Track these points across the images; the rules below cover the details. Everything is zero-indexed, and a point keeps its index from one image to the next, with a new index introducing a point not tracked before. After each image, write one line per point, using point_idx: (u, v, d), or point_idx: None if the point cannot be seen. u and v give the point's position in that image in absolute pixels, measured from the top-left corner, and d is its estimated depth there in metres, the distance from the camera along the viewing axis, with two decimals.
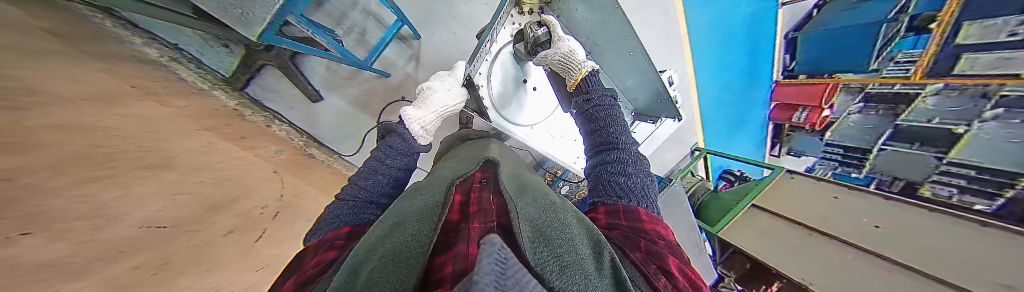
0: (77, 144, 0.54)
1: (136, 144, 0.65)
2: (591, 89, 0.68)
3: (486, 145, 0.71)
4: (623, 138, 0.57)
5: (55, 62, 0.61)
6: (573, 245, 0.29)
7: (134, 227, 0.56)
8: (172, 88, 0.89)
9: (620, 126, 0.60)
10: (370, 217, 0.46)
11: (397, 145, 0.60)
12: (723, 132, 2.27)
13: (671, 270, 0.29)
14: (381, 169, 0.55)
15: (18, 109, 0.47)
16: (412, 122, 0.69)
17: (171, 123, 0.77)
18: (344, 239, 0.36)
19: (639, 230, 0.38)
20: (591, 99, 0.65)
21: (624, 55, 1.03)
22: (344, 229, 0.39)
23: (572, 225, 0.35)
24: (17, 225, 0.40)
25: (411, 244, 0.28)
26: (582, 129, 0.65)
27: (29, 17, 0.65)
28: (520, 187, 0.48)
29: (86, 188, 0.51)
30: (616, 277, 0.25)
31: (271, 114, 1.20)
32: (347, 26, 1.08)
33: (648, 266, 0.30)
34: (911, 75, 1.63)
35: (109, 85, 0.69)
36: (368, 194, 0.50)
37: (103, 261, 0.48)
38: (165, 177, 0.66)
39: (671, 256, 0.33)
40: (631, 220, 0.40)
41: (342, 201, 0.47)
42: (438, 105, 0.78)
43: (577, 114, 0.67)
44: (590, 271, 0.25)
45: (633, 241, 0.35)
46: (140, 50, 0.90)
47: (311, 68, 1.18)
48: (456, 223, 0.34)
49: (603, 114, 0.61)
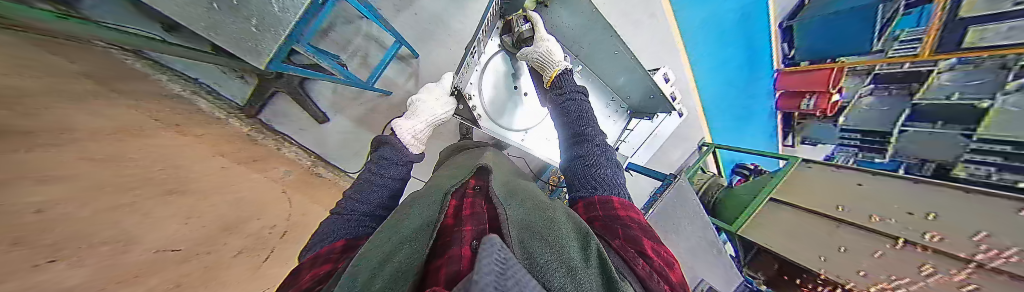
0: (103, 175, 0.58)
1: (156, 171, 0.70)
2: (563, 85, 0.73)
3: (480, 153, 0.73)
4: (591, 130, 0.61)
5: (91, 103, 0.68)
6: (560, 237, 0.30)
7: (152, 250, 0.59)
8: (193, 119, 0.97)
9: (591, 118, 0.65)
10: (366, 229, 0.47)
11: (392, 156, 0.62)
12: (728, 125, 2.23)
13: (647, 253, 0.34)
14: (376, 180, 0.56)
15: (49, 146, 0.51)
16: (404, 132, 0.71)
17: (190, 151, 0.83)
18: (339, 253, 0.37)
19: (622, 219, 0.42)
20: (563, 94, 0.71)
21: (610, 55, 1.05)
22: (340, 242, 0.40)
23: (561, 220, 0.36)
24: (45, 253, 0.43)
25: (405, 252, 0.28)
26: (561, 125, 0.67)
27: (70, 63, 0.73)
28: (509, 190, 0.49)
29: (110, 215, 0.55)
30: (604, 266, 0.26)
31: (281, 137, 1.26)
32: (350, 51, 1.16)
33: (627, 250, 0.34)
34: (920, 52, 1.53)
35: (137, 120, 0.76)
36: (364, 207, 0.51)
37: (123, 284, 0.51)
38: (181, 201, 0.70)
39: (647, 239, 0.38)
40: (614, 211, 0.44)
41: (338, 215, 0.48)
42: (427, 114, 0.81)
43: (554, 110, 0.70)
44: (579, 261, 0.26)
45: (615, 231, 0.39)
46: (166, 86, 1.00)
47: (319, 92, 1.25)
48: (446, 227, 0.35)
49: (575, 107, 0.66)
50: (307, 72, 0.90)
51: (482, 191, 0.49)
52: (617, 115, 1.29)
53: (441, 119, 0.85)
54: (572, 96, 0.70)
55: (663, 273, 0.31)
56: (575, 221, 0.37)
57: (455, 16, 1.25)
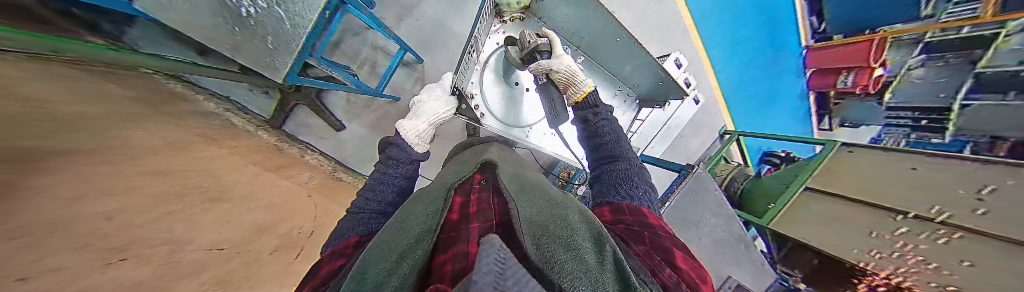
0: (157, 185, 0.67)
1: (199, 181, 0.78)
2: (594, 105, 0.73)
3: (485, 148, 0.73)
4: (621, 147, 0.62)
5: (144, 124, 0.78)
6: (573, 237, 0.29)
7: (201, 250, 0.66)
8: (228, 133, 1.07)
9: (620, 137, 0.66)
10: (377, 225, 0.49)
11: (394, 154, 0.64)
12: (754, 112, 2.10)
13: (675, 262, 0.31)
14: (383, 179, 0.59)
15: (107, 163, 0.61)
16: (407, 132, 0.73)
17: (226, 162, 0.93)
18: (353, 248, 0.38)
19: (648, 229, 0.39)
20: (594, 112, 0.72)
21: (610, 42, 1.03)
22: (353, 239, 0.42)
23: (574, 222, 0.34)
24: (117, 253, 0.51)
25: (411, 240, 0.29)
26: (586, 139, 0.68)
27: (125, 91, 0.84)
28: (520, 187, 0.49)
29: (165, 220, 0.63)
30: (617, 266, 0.24)
31: (304, 146, 1.35)
32: (360, 62, 1.22)
33: (651, 257, 0.31)
34: (983, 13, 1.34)
35: (181, 136, 0.86)
36: (377, 205, 0.53)
37: (183, 277, 0.59)
38: (222, 207, 0.78)
39: (675, 249, 0.35)
40: (639, 219, 0.42)
41: (352, 214, 0.51)
42: (429, 114, 0.82)
43: (580, 125, 0.72)
44: (587, 257, 0.24)
45: (638, 237, 0.37)
46: (203, 105, 1.11)
47: (333, 102, 1.33)
48: (454, 222, 0.35)
49: (604, 125, 0.67)
50: (323, 84, 0.96)
51: (491, 187, 0.49)
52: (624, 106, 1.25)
53: (444, 118, 0.87)
54: (598, 111, 0.71)
55: (694, 283, 0.28)
56: (590, 224, 0.35)
57: (455, 19, 1.28)
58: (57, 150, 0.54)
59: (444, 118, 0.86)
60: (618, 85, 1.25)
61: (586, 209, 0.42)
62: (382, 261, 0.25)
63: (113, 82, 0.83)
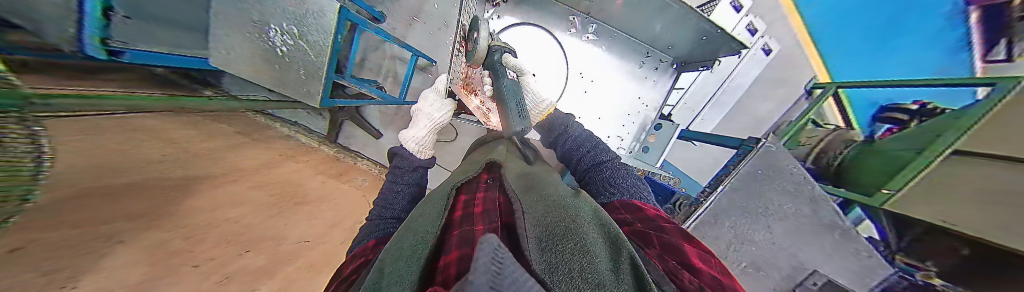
0: (260, 195, 0.89)
1: (286, 190, 1.01)
2: (562, 124, 0.92)
3: (493, 147, 0.73)
4: (595, 158, 0.76)
5: (245, 150, 1.04)
6: (584, 238, 0.26)
7: (295, 242, 0.87)
8: (300, 150, 1.34)
9: (592, 148, 0.80)
10: (392, 228, 0.54)
11: (403, 164, 0.74)
12: (863, 48, 1.77)
13: (692, 263, 0.29)
14: (395, 187, 0.67)
15: (229, 182, 0.83)
16: (408, 142, 0.81)
17: (302, 173, 1.17)
18: (370, 249, 0.43)
19: (655, 228, 0.40)
20: (567, 132, 0.89)
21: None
22: (370, 241, 0.47)
23: (586, 221, 0.31)
24: (243, 246, 0.70)
25: (415, 240, 0.29)
26: (569, 158, 0.84)
27: (230, 127, 1.13)
28: (528, 186, 0.47)
29: (269, 221, 0.84)
30: (636, 274, 0.21)
31: (355, 154, 1.59)
32: (384, 73, 1.33)
33: (666, 261, 0.30)
34: None
35: (270, 156, 1.12)
36: (394, 211, 0.60)
37: (283, 263, 0.79)
38: (303, 209, 1.01)
39: (701, 256, 0.32)
40: (638, 217, 0.46)
41: (370, 220, 0.57)
42: (427, 120, 0.87)
43: (560, 150, 0.88)
44: (600, 263, 0.21)
45: (646, 239, 0.37)
46: (281, 130, 1.40)
47: (370, 113, 1.52)
48: (458, 221, 0.34)
49: (576, 143, 0.83)
50: (349, 101, 1.05)
51: (497, 185, 0.50)
52: (656, 74, 1.24)
53: (442, 119, 0.91)
54: (579, 130, 0.88)
55: (722, 279, 0.26)
56: (606, 224, 0.32)
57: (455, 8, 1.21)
58: (197, 177, 0.76)
59: (442, 120, 0.90)
60: (645, 50, 1.23)
61: (600, 207, 0.39)
62: (389, 262, 0.25)
63: (222, 122, 1.12)
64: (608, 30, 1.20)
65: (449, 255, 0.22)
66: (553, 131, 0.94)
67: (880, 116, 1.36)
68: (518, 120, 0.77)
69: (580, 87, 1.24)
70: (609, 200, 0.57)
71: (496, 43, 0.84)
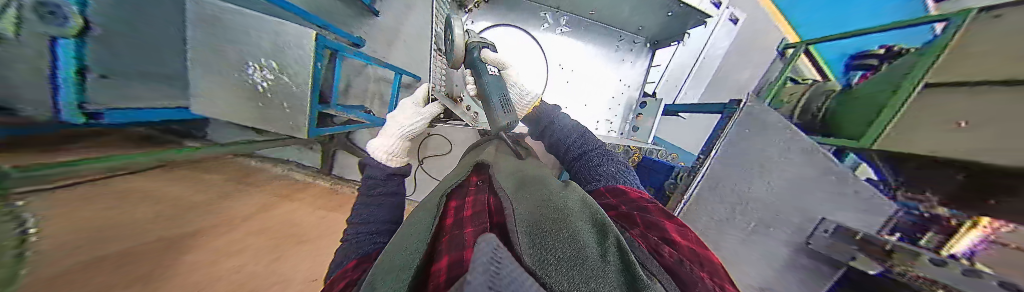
0: (259, 240, 0.86)
1: (285, 231, 0.98)
2: (550, 118, 0.96)
3: (481, 150, 0.75)
4: (579, 146, 0.80)
5: (238, 196, 1.01)
6: (574, 228, 0.28)
7: (301, 282, 0.84)
8: (295, 187, 1.32)
9: (577, 136, 0.84)
10: (373, 242, 0.53)
11: (376, 175, 0.74)
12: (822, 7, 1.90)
13: (671, 239, 0.33)
14: (371, 200, 0.66)
15: (224, 231, 0.81)
16: (376, 151, 0.81)
17: (300, 211, 1.14)
18: (354, 268, 0.41)
19: (638, 210, 0.43)
20: (552, 124, 0.94)
21: None
22: (353, 260, 0.44)
23: (575, 212, 0.33)
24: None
25: (406, 253, 0.30)
26: (556, 148, 0.88)
27: (221, 175, 1.10)
28: (518, 183, 0.49)
29: (272, 264, 0.81)
30: (621, 258, 0.24)
31: (352, 183, 1.57)
32: (370, 97, 1.34)
33: (649, 239, 0.33)
34: None
35: (264, 199, 1.09)
36: (369, 226, 0.57)
37: None
38: (305, 247, 0.98)
39: (677, 231, 0.36)
40: (624, 199, 0.49)
41: (345, 237, 0.55)
42: (397, 128, 0.87)
43: (548, 141, 0.93)
44: (589, 251, 0.23)
45: (630, 221, 0.41)
46: (273, 171, 1.38)
47: (361, 139, 1.52)
48: (449, 227, 0.35)
49: (561, 134, 0.88)
50: (335, 127, 1.05)
51: (487, 186, 0.50)
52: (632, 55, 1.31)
53: (417, 125, 0.93)
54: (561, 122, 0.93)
55: (693, 254, 0.30)
56: (594, 213, 0.34)
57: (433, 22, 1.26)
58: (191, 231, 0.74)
59: (413, 127, 0.90)
60: (619, 34, 1.28)
61: (588, 196, 0.41)
62: (380, 282, 0.25)
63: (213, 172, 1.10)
64: (579, 20, 1.25)
65: (441, 265, 0.22)
66: (539, 126, 0.99)
67: (852, 64, 1.43)
68: (503, 114, 0.77)
69: (562, 78, 1.27)
70: (597, 187, 0.60)
71: (474, 41, 0.84)
